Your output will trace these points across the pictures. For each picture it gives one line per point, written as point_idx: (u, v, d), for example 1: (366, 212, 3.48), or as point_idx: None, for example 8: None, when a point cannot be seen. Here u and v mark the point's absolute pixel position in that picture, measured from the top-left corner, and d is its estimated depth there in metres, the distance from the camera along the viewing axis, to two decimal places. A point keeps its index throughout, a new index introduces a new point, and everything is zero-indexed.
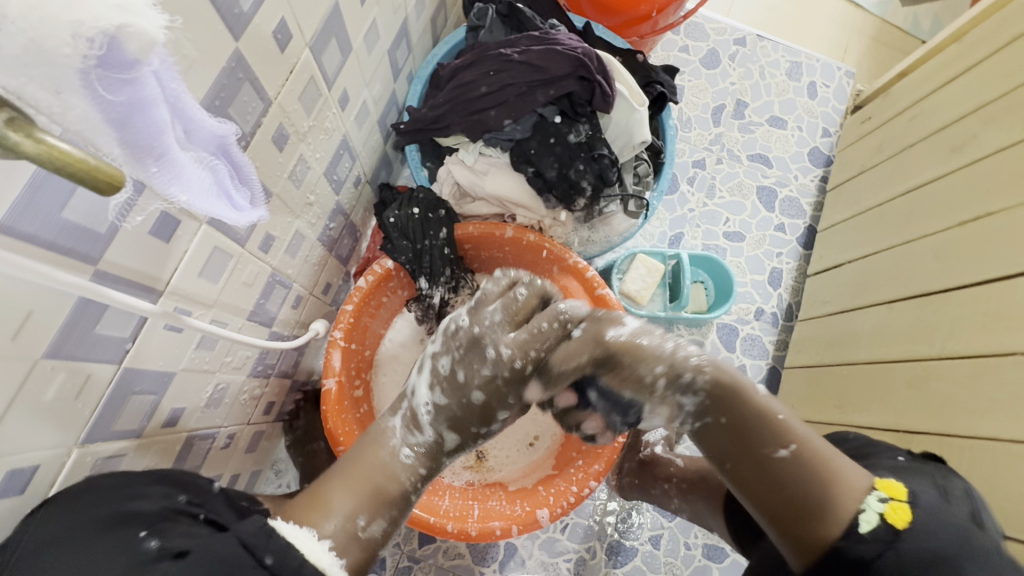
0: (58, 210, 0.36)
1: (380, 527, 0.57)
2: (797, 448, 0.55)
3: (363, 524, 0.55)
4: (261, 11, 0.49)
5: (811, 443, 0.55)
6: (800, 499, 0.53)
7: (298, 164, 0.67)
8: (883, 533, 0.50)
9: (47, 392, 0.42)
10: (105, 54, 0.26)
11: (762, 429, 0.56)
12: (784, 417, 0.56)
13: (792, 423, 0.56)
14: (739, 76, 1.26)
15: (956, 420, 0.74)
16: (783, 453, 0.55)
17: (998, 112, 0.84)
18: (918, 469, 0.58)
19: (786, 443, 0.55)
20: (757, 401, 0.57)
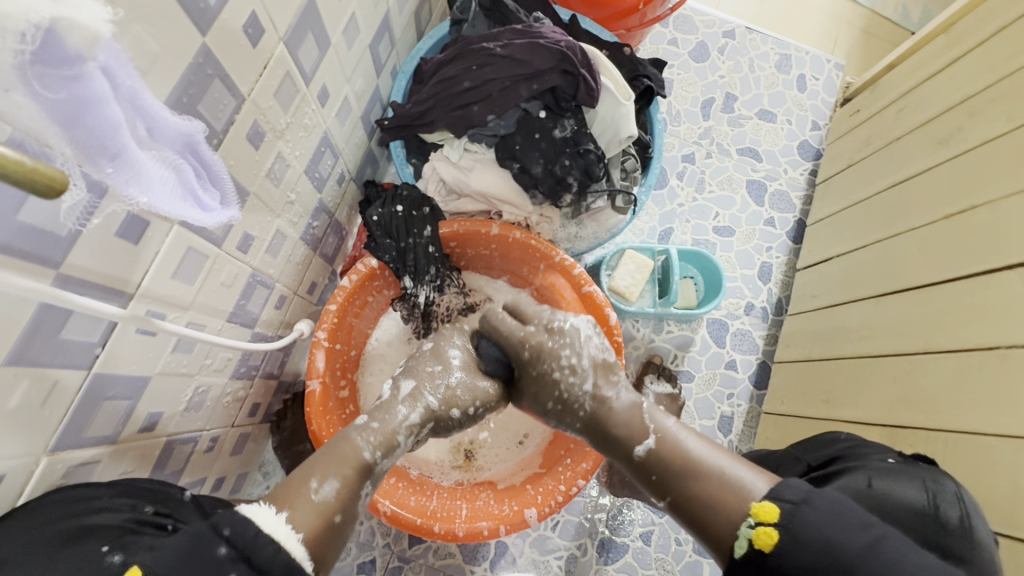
0: (13, 213, 0.35)
1: (335, 491, 0.54)
2: (671, 499, 0.58)
3: (315, 486, 0.53)
4: (229, 4, 0.47)
5: (680, 487, 0.58)
6: (695, 535, 0.56)
7: (276, 162, 0.66)
8: (754, 557, 0.49)
9: (9, 400, 0.40)
10: (40, 46, 0.25)
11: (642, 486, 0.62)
12: (655, 476, 0.60)
13: (661, 467, 0.60)
14: (729, 69, 1.25)
15: (942, 414, 0.74)
16: (662, 506, 0.59)
17: (984, 104, 0.83)
18: (908, 471, 0.57)
19: (660, 496, 0.59)
20: (623, 447, 0.63)
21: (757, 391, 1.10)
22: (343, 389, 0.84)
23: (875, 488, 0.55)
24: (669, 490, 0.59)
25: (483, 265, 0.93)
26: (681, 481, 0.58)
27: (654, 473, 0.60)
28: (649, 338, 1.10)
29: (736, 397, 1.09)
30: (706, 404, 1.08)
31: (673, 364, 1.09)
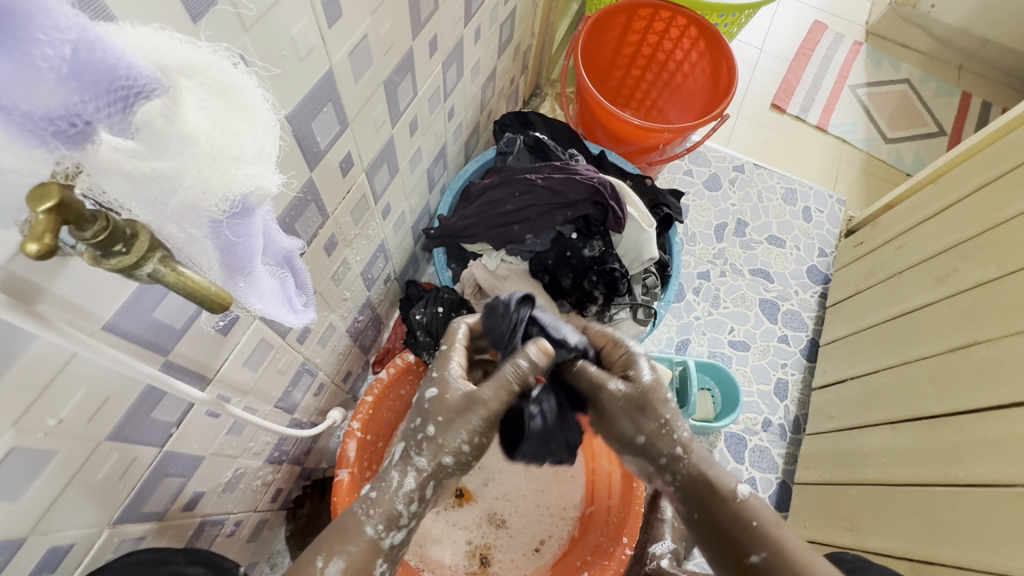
0: (151, 310, 0.42)
1: (340, 573, 0.56)
2: (766, 555, 0.59)
3: (322, 566, 0.56)
4: (333, 148, 0.59)
5: (778, 546, 0.59)
6: None
7: (341, 266, 0.75)
8: None
9: (98, 473, 0.45)
10: (234, 204, 0.31)
11: (736, 533, 0.61)
12: (757, 522, 0.60)
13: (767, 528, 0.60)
14: (739, 199, 1.39)
15: (970, 552, 0.73)
16: (756, 560, 0.59)
17: (975, 250, 0.91)
18: None
19: (757, 551, 0.59)
20: (731, 508, 0.61)
21: (779, 512, 1.07)
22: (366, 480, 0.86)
23: None
24: (764, 545, 0.59)
25: None
26: (778, 542, 0.59)
27: (756, 520, 0.61)
28: None
29: None
30: None
31: None
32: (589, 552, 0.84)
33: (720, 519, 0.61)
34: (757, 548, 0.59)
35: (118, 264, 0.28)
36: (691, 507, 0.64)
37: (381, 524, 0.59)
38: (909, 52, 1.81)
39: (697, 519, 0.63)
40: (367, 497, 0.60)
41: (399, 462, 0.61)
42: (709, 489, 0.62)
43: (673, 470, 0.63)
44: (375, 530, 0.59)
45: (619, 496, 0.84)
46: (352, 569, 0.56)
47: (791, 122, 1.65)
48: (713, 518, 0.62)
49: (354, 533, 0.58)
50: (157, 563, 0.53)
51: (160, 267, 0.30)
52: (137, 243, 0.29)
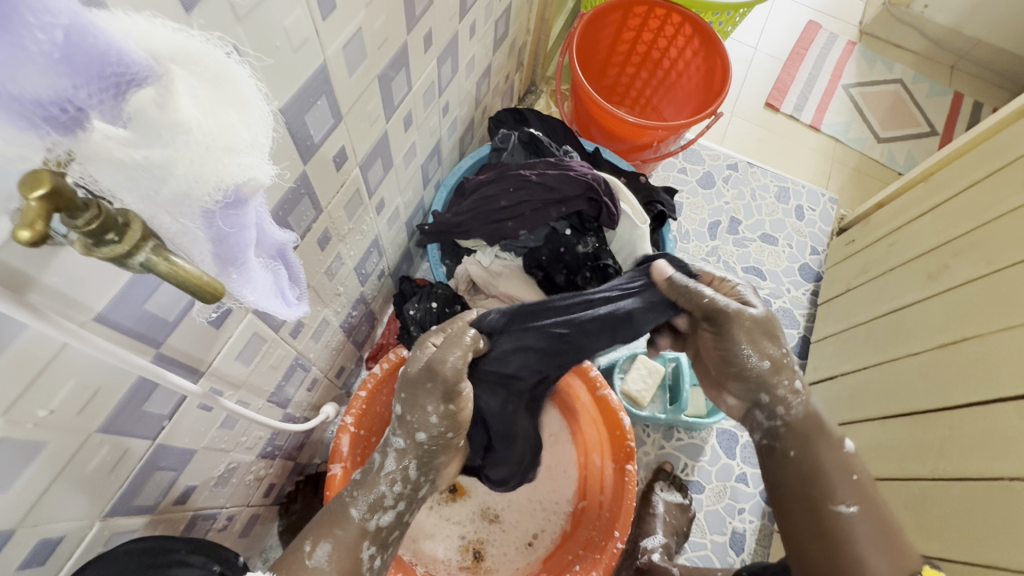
0: (143, 302, 0.42)
1: (327, 559, 0.56)
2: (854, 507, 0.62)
3: (309, 550, 0.56)
4: (328, 142, 0.58)
5: (871, 503, 0.63)
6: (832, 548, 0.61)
7: (334, 261, 0.75)
8: None
9: (88, 465, 0.45)
10: (224, 196, 0.31)
11: (830, 479, 0.65)
12: (856, 477, 0.65)
13: (864, 485, 0.64)
14: (732, 197, 1.39)
15: (960, 546, 0.74)
16: (843, 509, 0.62)
17: (965, 249, 0.92)
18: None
19: (848, 503, 0.63)
20: (840, 458, 0.66)
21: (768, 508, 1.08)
22: None
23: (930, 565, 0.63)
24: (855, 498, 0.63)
25: None
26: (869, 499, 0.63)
27: (853, 480, 0.64)
28: (659, 444, 1.12)
29: (747, 513, 1.08)
30: (717, 518, 1.08)
31: (683, 473, 1.10)
32: (582, 546, 0.85)
33: (820, 468, 0.65)
34: (849, 499, 0.63)
35: (110, 253, 0.28)
36: (788, 445, 0.68)
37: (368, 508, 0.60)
38: (901, 52, 1.83)
39: (791, 459, 0.67)
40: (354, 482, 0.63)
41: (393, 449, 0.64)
42: (824, 434, 0.68)
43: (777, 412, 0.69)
44: (359, 512, 0.60)
45: (613, 492, 0.84)
46: (342, 557, 0.57)
47: (784, 121, 1.66)
48: (804, 464, 0.66)
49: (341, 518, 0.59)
50: (159, 551, 0.54)
51: (152, 257, 0.30)
52: (129, 232, 0.28)
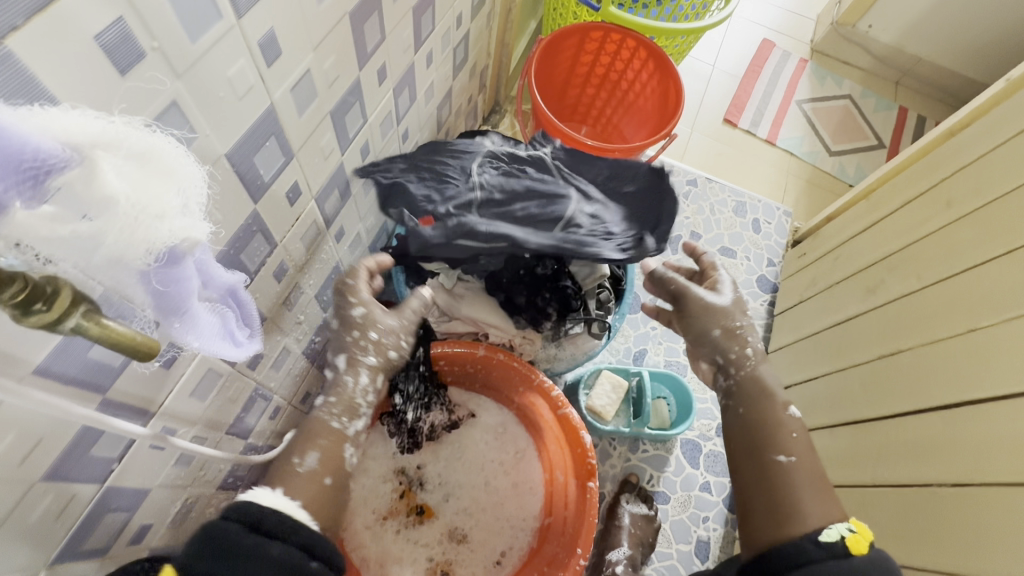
0: (85, 352, 0.42)
1: (317, 463, 0.61)
2: (796, 458, 0.64)
3: (298, 462, 0.61)
4: (279, 179, 0.59)
5: (811, 461, 0.64)
6: (768, 495, 0.63)
7: (293, 290, 0.76)
8: (839, 547, 0.56)
9: (32, 514, 0.45)
10: (162, 255, 0.33)
11: (773, 436, 0.66)
12: (796, 435, 0.66)
13: (804, 442, 0.66)
14: (692, 212, 1.44)
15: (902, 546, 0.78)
16: (781, 459, 0.64)
17: (901, 262, 0.97)
18: None
19: (787, 453, 0.65)
20: (782, 416, 0.68)
21: (731, 515, 1.12)
22: None
23: None
24: (796, 450, 0.65)
25: (467, 381, 1.01)
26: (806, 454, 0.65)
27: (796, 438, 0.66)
28: (625, 456, 1.15)
29: (712, 520, 1.11)
30: (682, 527, 1.11)
31: (649, 484, 1.13)
32: (547, 563, 0.86)
33: (768, 422, 0.68)
34: (790, 449, 0.65)
35: (39, 321, 0.28)
36: (737, 403, 0.71)
37: (345, 418, 0.65)
38: (851, 70, 1.93)
39: (742, 415, 0.70)
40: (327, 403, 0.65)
41: (352, 370, 0.66)
42: (770, 398, 0.70)
43: (730, 378, 0.72)
44: (341, 423, 0.65)
45: (575, 507, 0.86)
46: (328, 457, 0.62)
47: (742, 136, 1.72)
48: (754, 422, 0.68)
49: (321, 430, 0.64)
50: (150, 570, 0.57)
51: (82, 321, 0.30)
52: (60, 299, 0.29)
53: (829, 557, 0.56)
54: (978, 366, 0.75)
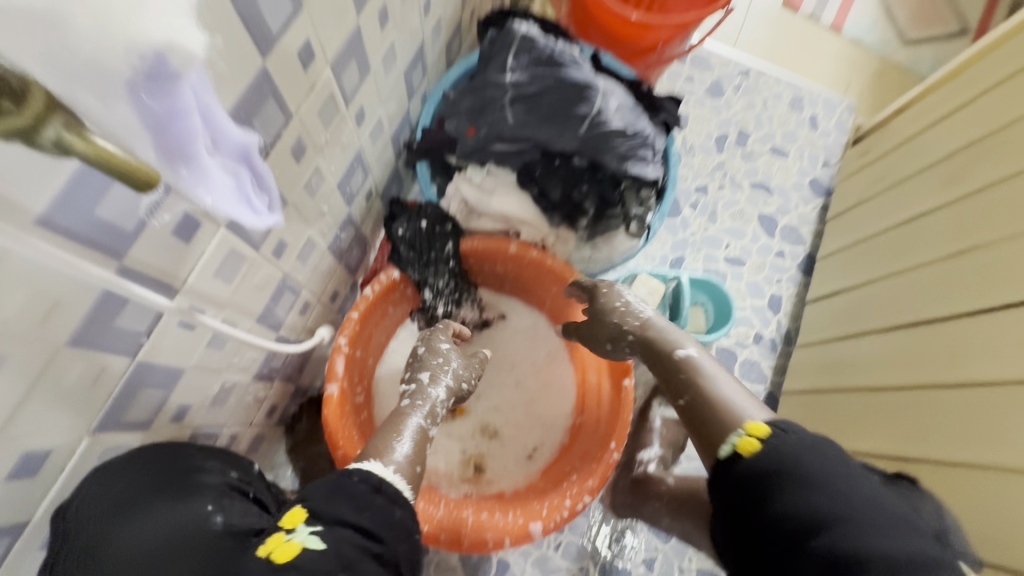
0: (92, 208, 0.38)
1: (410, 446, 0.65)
2: (689, 398, 0.66)
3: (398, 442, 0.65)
4: (288, 33, 0.52)
5: (699, 390, 0.65)
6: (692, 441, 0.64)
7: (314, 175, 0.71)
8: (733, 461, 0.56)
9: (65, 379, 0.44)
10: (150, 68, 0.27)
11: (673, 382, 0.69)
12: (683, 374, 0.68)
13: (691, 378, 0.67)
14: (742, 107, 1.30)
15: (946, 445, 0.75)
16: (681, 403, 0.67)
17: (991, 149, 0.85)
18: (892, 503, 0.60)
19: (683, 395, 0.67)
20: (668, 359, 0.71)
21: None
22: (358, 395, 0.86)
23: None
24: (687, 390, 0.66)
25: (495, 282, 0.97)
26: (701, 372, 0.67)
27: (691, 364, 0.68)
28: None
29: None
30: None
31: None
32: (579, 457, 0.87)
33: (668, 373, 0.70)
34: (681, 392, 0.67)
35: (10, 126, 0.25)
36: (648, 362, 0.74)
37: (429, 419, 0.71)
38: None
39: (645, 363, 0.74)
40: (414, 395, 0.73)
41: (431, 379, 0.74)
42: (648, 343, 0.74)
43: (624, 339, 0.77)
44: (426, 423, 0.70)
45: (609, 406, 0.85)
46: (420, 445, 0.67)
47: (803, 22, 1.51)
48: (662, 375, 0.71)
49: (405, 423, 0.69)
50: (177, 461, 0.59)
51: (64, 133, 0.27)
52: (31, 99, 0.25)
53: (732, 475, 0.55)
54: None
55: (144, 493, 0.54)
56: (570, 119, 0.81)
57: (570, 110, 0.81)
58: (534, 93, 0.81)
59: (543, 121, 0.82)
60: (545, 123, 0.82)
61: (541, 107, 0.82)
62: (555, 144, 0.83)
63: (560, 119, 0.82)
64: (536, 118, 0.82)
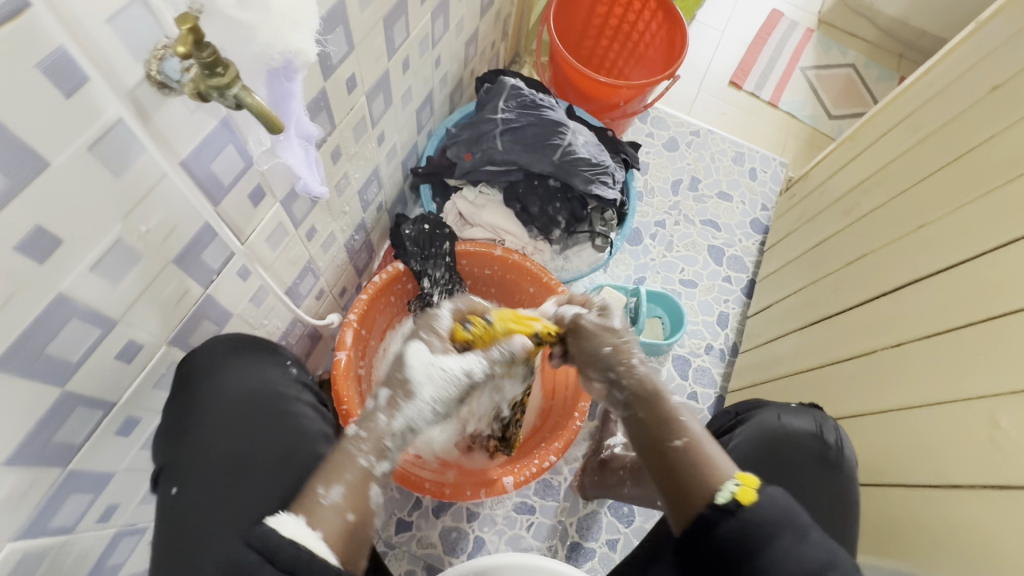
0: (210, 162, 0.56)
1: (340, 496, 0.58)
2: (683, 441, 0.65)
3: (324, 493, 0.58)
4: (343, 65, 0.73)
5: (693, 434, 0.66)
6: (673, 480, 0.63)
7: (342, 178, 0.89)
8: (730, 506, 0.58)
9: (163, 291, 0.59)
10: (285, 64, 0.47)
11: (665, 424, 0.67)
12: (680, 439, 0.65)
13: (688, 422, 0.68)
14: (693, 159, 1.55)
15: (838, 408, 0.90)
16: (677, 443, 0.65)
17: (873, 185, 1.05)
18: (807, 412, 0.84)
19: (680, 436, 0.65)
20: (668, 407, 0.69)
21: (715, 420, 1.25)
22: (360, 371, 1.00)
23: (783, 421, 0.81)
24: (683, 432, 0.66)
25: (483, 287, 1.14)
26: (696, 431, 0.66)
27: (682, 418, 0.68)
28: None
29: None
30: None
31: None
32: (548, 431, 1.01)
33: (654, 417, 0.69)
34: (679, 432, 0.66)
35: (216, 83, 0.42)
36: (636, 407, 0.71)
37: (373, 456, 0.61)
38: (855, 40, 2.02)
39: (639, 419, 0.70)
40: (356, 436, 0.62)
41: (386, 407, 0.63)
42: (655, 400, 0.70)
43: (625, 385, 0.73)
44: (368, 460, 0.61)
45: (574, 385, 1.01)
46: (352, 493, 0.59)
47: (746, 97, 1.83)
48: (652, 430, 0.68)
49: (347, 464, 0.60)
50: (261, 342, 0.79)
51: (242, 92, 0.43)
52: (230, 70, 0.42)
53: (720, 515, 0.59)
54: (924, 252, 0.84)
55: (246, 350, 0.75)
56: (545, 149, 1.03)
57: (547, 142, 1.03)
58: (518, 128, 1.04)
59: (525, 150, 1.03)
60: (526, 151, 1.03)
61: (522, 139, 1.03)
62: (533, 168, 1.03)
63: (538, 149, 1.03)
64: (519, 148, 1.03)
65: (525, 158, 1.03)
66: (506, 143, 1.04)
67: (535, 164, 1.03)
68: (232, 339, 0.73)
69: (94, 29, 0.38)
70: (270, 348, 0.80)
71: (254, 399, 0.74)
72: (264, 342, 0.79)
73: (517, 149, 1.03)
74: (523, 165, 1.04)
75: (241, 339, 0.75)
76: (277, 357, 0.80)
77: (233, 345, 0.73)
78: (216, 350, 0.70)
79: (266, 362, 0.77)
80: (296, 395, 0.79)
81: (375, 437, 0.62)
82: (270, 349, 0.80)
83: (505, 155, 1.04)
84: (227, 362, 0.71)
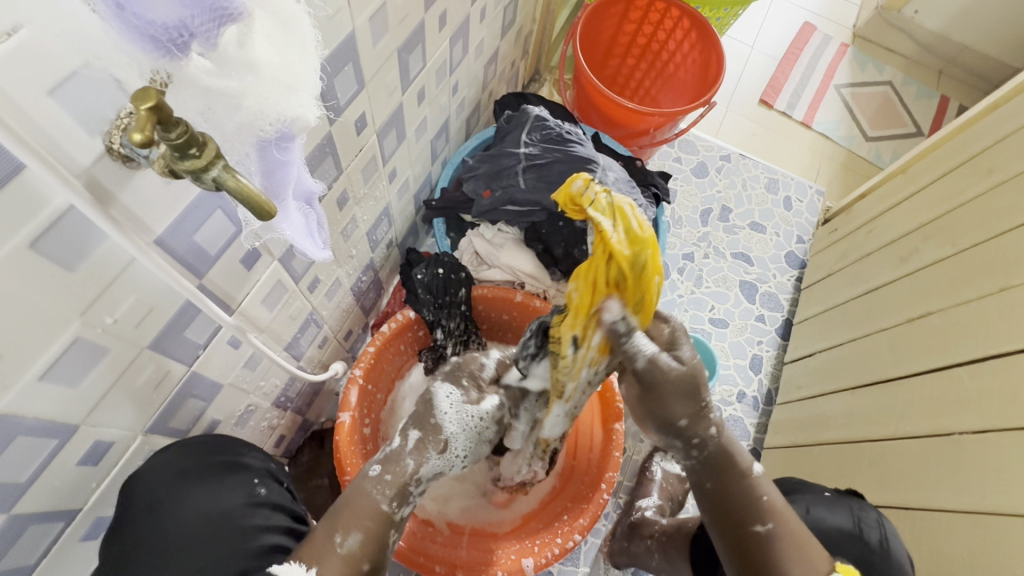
0: (192, 233, 0.47)
1: (356, 545, 0.56)
2: (771, 527, 0.63)
3: (339, 541, 0.56)
4: (351, 106, 0.64)
5: (782, 519, 0.64)
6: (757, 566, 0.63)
7: (349, 223, 0.81)
8: None
9: (137, 380, 0.50)
10: (278, 132, 0.38)
11: (749, 505, 0.64)
12: (766, 500, 0.65)
13: (774, 503, 0.65)
14: (724, 186, 1.45)
15: (910, 494, 0.81)
16: (759, 529, 0.63)
17: (935, 232, 0.97)
18: (841, 502, 0.78)
19: (764, 522, 0.64)
20: (744, 473, 0.66)
21: None
22: (366, 428, 0.91)
23: (812, 514, 0.76)
24: (771, 517, 0.64)
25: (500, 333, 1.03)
26: (779, 515, 0.64)
27: (764, 499, 0.65)
28: None
29: None
30: None
31: None
32: (570, 499, 0.92)
33: (737, 492, 0.65)
34: (766, 518, 0.63)
35: (191, 166, 0.33)
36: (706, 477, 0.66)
37: (395, 501, 0.60)
38: (892, 56, 1.89)
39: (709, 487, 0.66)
40: (379, 478, 0.60)
41: (414, 450, 0.63)
42: (732, 467, 0.65)
43: (701, 446, 0.65)
44: (389, 505, 0.59)
45: (600, 449, 0.91)
46: (367, 540, 0.57)
47: (778, 117, 1.73)
48: (731, 501, 0.65)
49: (365, 509, 0.58)
50: (226, 450, 0.67)
51: (223, 173, 0.33)
52: (209, 148, 0.33)
53: None
54: (1002, 327, 0.77)
55: (198, 470, 0.62)
56: None
57: None
58: (543, 165, 0.94)
59: (549, 190, 0.94)
60: (551, 191, 0.94)
61: (547, 177, 0.94)
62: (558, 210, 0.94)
63: (564, 189, 0.93)
64: (542, 187, 0.94)
65: (550, 200, 0.94)
66: (528, 181, 0.94)
67: (562, 203, 0.93)
68: (183, 455, 0.61)
69: (30, 103, 0.30)
70: (236, 458, 0.67)
71: (208, 526, 0.62)
72: (227, 450, 0.66)
73: (542, 188, 0.94)
74: (548, 205, 0.94)
75: (194, 452, 0.62)
76: (244, 472, 0.67)
77: (181, 469, 0.60)
78: (158, 474, 0.58)
79: (226, 479, 0.65)
80: (264, 514, 0.66)
81: (400, 479, 0.60)
82: (235, 463, 0.67)
83: (528, 194, 0.95)
84: (170, 486, 0.59)
